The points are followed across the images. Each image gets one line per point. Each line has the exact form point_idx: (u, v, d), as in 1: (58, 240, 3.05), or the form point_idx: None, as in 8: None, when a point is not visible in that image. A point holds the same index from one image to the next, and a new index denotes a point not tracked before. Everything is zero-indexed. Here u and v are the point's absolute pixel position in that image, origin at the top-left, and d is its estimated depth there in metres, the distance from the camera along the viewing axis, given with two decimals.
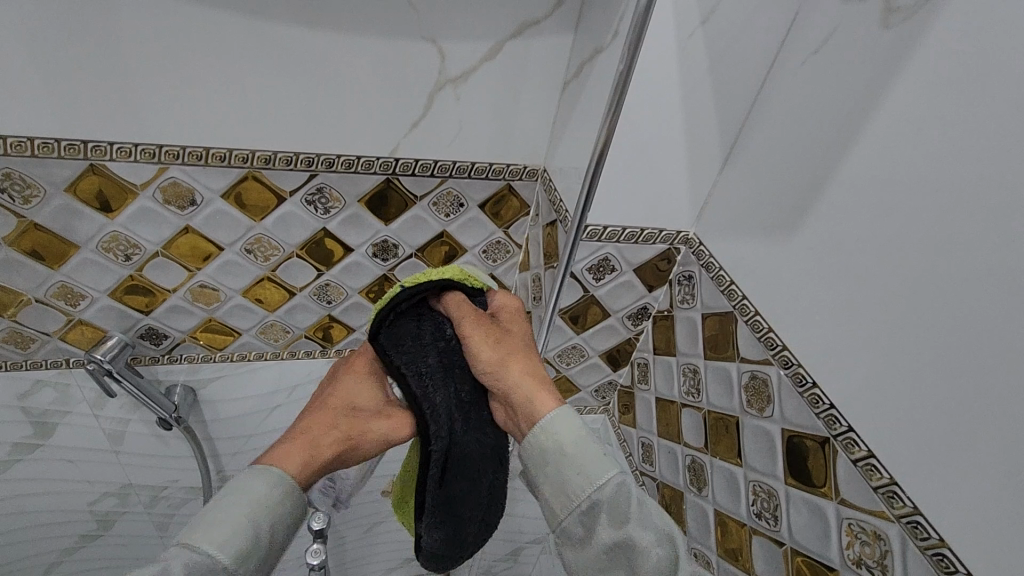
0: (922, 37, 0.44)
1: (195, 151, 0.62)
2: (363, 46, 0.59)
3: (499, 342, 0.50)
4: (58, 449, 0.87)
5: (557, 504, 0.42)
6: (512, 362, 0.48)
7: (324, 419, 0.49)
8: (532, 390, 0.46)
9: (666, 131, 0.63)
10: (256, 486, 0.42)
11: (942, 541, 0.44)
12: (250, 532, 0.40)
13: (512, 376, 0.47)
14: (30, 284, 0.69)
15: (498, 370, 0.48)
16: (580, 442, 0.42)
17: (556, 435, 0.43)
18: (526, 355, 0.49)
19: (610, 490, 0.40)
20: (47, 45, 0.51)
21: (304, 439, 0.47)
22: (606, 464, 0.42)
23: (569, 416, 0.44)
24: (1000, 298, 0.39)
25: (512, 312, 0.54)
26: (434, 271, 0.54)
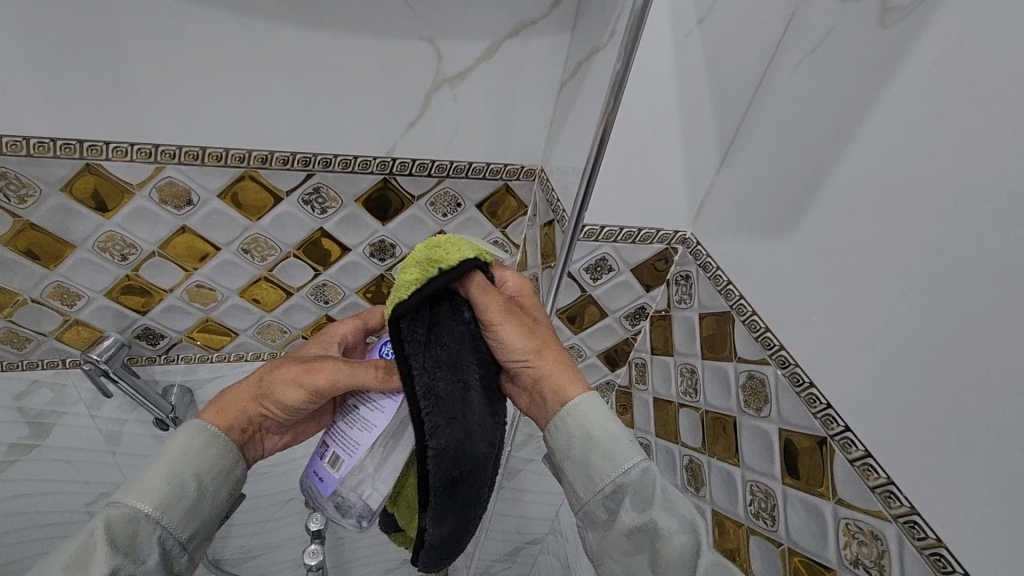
0: (918, 36, 0.44)
1: (192, 151, 0.62)
2: (360, 46, 0.59)
3: (530, 329, 0.50)
4: (55, 450, 0.86)
5: (583, 485, 0.48)
6: (546, 351, 0.50)
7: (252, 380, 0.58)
8: (565, 380, 0.50)
9: (664, 132, 0.63)
10: (178, 441, 0.49)
11: (939, 541, 0.44)
12: (176, 483, 0.47)
13: (548, 367, 0.49)
14: (25, 284, 0.69)
15: (535, 360, 0.49)
16: (607, 428, 0.48)
17: (586, 421, 0.48)
18: (552, 342, 0.51)
19: (636, 475, 0.46)
20: (42, 45, 0.51)
21: (233, 396, 0.56)
22: (631, 449, 0.47)
23: (595, 403, 0.49)
24: (998, 297, 0.39)
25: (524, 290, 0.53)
26: (455, 249, 0.46)
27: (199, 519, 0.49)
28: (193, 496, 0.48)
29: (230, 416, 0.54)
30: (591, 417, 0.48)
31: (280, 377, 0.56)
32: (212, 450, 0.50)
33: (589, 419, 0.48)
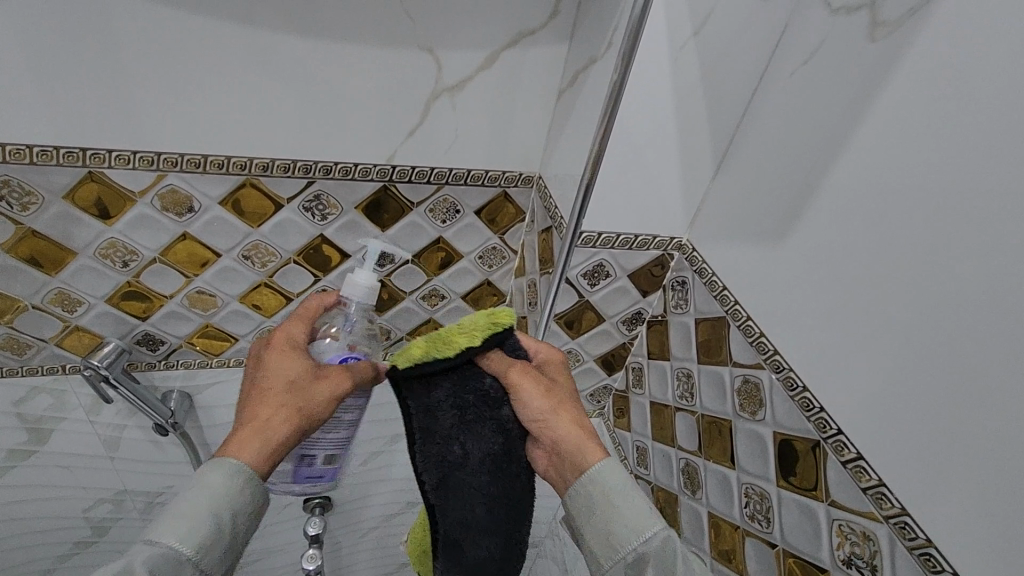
0: (908, 50, 0.45)
1: (194, 158, 0.62)
2: (362, 55, 0.60)
3: (549, 393, 0.55)
4: (54, 456, 0.87)
5: (602, 551, 0.47)
6: (563, 414, 0.54)
7: (270, 402, 0.54)
8: (581, 439, 0.52)
9: (660, 142, 0.64)
10: (215, 479, 0.47)
11: (929, 541, 0.45)
12: (214, 523, 0.46)
13: (563, 425, 0.53)
14: (26, 290, 0.69)
15: (551, 421, 0.53)
16: (628, 491, 0.47)
17: (608, 481, 0.48)
18: (572, 406, 0.55)
19: (656, 544, 0.44)
20: (45, 54, 0.52)
21: (256, 426, 0.52)
22: (653, 516, 0.46)
23: (618, 464, 0.49)
24: (986, 302, 0.40)
25: (553, 363, 0.59)
26: (466, 334, 0.55)
27: (229, 561, 0.47)
28: (228, 533, 0.47)
29: (272, 454, 0.51)
30: (614, 482, 0.48)
31: (314, 402, 0.55)
32: (250, 490, 0.49)
33: (612, 479, 0.48)
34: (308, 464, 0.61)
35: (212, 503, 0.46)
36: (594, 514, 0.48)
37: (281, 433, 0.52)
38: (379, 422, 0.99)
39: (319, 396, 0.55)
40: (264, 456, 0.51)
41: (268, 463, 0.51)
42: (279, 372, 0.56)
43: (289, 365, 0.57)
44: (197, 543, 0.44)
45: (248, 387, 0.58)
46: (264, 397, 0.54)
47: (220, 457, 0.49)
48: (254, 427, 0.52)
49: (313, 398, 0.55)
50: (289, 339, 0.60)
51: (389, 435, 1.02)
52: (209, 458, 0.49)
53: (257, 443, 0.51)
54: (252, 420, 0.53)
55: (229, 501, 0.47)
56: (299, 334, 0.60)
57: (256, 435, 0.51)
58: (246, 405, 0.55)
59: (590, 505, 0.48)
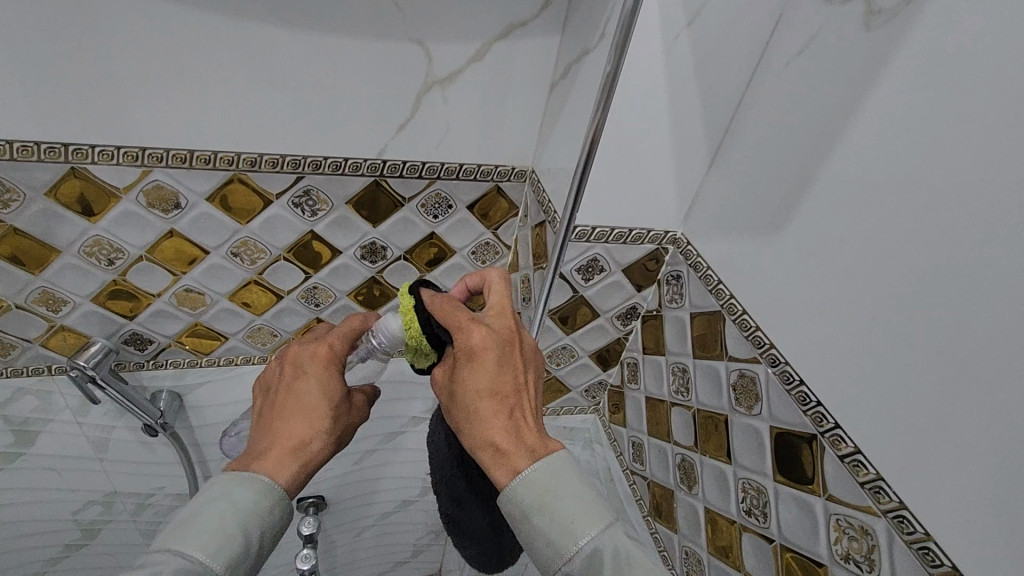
0: (905, 38, 0.44)
1: (179, 154, 0.61)
2: (350, 47, 0.58)
3: (460, 409, 0.52)
4: (40, 458, 0.85)
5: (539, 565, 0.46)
6: (470, 431, 0.51)
7: (313, 424, 0.54)
8: (483, 460, 0.49)
9: (655, 132, 0.63)
10: (243, 495, 0.47)
11: (928, 535, 0.45)
12: (241, 538, 0.45)
13: (470, 443, 0.51)
14: (9, 290, 0.68)
15: (464, 440, 0.51)
16: (548, 505, 0.45)
17: (528, 496, 0.45)
18: (476, 418, 0.50)
19: (582, 556, 0.43)
20: (22, 46, 0.50)
21: (298, 450, 0.52)
22: (579, 530, 0.43)
23: (527, 486, 0.46)
24: (987, 293, 0.40)
25: (464, 358, 0.52)
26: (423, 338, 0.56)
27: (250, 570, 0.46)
28: (250, 550, 0.46)
29: (309, 476, 0.52)
30: (532, 496, 0.45)
31: (345, 429, 0.57)
32: (276, 509, 0.48)
33: (533, 494, 0.45)
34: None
35: (230, 517, 0.45)
36: (520, 531, 0.46)
37: (317, 460, 0.53)
38: (373, 421, 0.98)
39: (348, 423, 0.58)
40: (300, 482, 0.51)
41: (304, 485, 0.52)
42: (324, 392, 0.56)
43: (329, 386, 0.56)
44: (222, 557, 0.44)
45: (272, 394, 0.57)
46: (305, 414, 0.54)
47: (257, 476, 0.48)
48: (295, 446, 0.52)
49: (345, 427, 0.57)
50: (330, 350, 0.59)
51: (383, 434, 1.01)
52: (250, 478, 0.48)
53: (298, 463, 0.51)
54: (292, 438, 0.52)
55: (248, 515, 0.46)
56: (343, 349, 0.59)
57: (296, 454, 0.52)
58: (280, 417, 0.54)
59: (513, 525, 0.47)
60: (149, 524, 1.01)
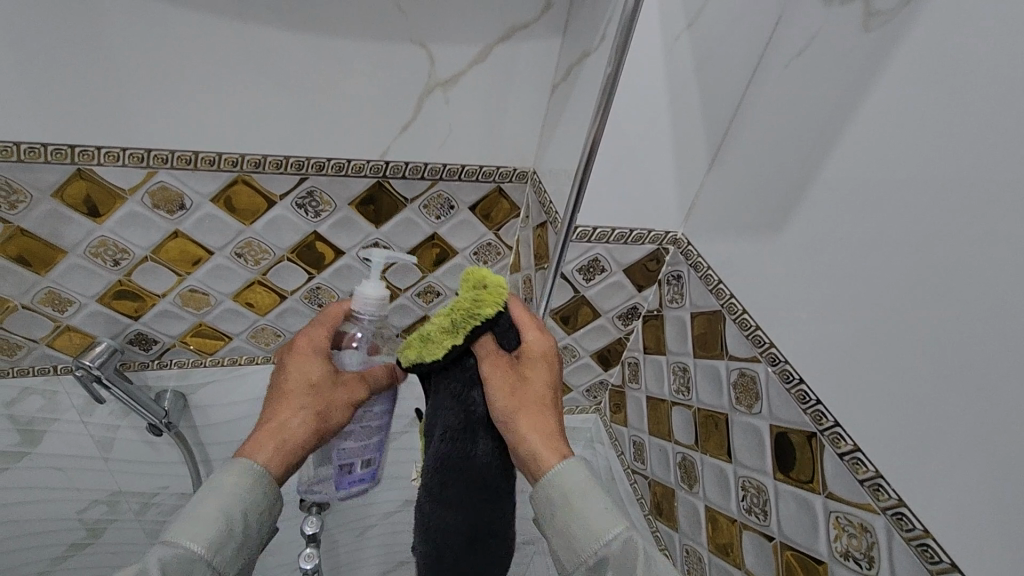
0: (902, 39, 0.45)
1: (184, 155, 0.62)
2: (352, 49, 0.59)
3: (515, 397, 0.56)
4: (45, 458, 0.86)
5: (565, 556, 0.47)
6: (527, 417, 0.55)
7: (289, 405, 0.60)
8: (538, 444, 0.53)
9: (655, 134, 0.64)
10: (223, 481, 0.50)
11: (926, 532, 0.45)
12: (224, 521, 0.47)
13: (521, 428, 0.54)
14: (16, 290, 0.68)
15: (513, 426, 0.55)
16: (587, 494, 0.48)
17: (567, 484, 0.49)
18: (537, 409, 0.56)
19: (617, 543, 0.45)
20: (31, 48, 0.51)
21: (276, 429, 0.58)
22: (614, 518, 0.47)
23: (572, 471, 0.50)
24: (983, 293, 0.40)
25: (534, 353, 0.58)
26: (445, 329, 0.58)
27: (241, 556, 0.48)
28: (237, 533, 0.48)
29: (288, 456, 0.56)
30: (574, 484, 0.49)
31: (329, 406, 0.60)
32: (258, 492, 0.51)
33: (575, 483, 0.49)
34: (348, 472, 0.68)
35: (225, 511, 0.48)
36: (556, 517, 0.48)
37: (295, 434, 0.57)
38: None
39: (334, 402, 0.60)
40: (277, 455, 0.55)
41: (285, 465, 0.56)
42: (300, 375, 0.62)
43: (306, 370, 0.62)
44: (206, 538, 0.46)
45: (270, 390, 0.64)
46: (285, 399, 0.60)
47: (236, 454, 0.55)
48: (271, 432, 0.57)
49: (329, 402, 0.60)
50: (315, 341, 0.63)
51: None
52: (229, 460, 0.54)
53: (271, 446, 0.55)
54: (273, 422, 0.58)
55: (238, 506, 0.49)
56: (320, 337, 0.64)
57: (273, 438, 0.57)
58: (271, 409, 0.61)
59: (549, 511, 0.49)
60: (153, 523, 1.01)
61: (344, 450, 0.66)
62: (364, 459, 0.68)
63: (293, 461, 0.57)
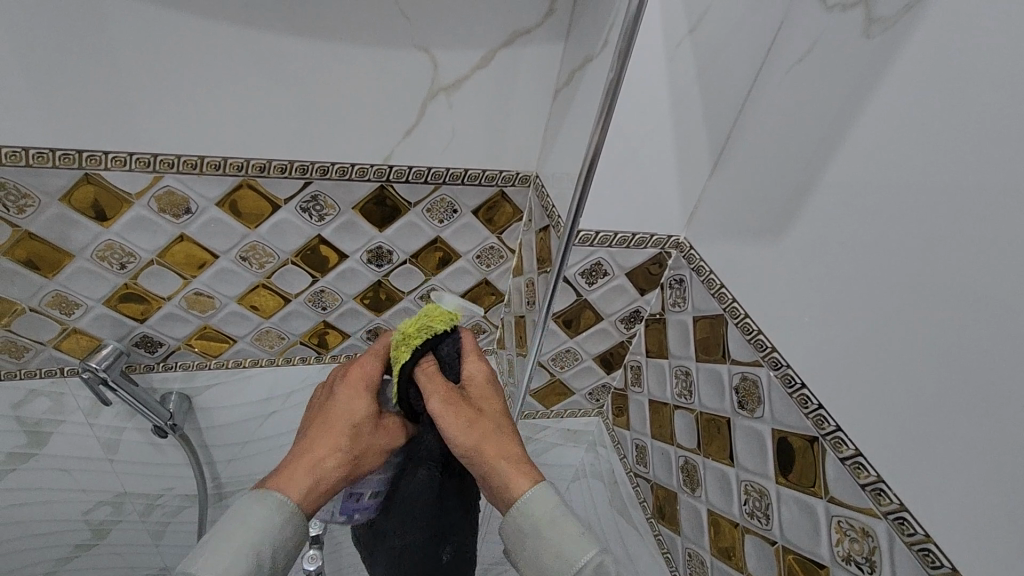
0: (903, 45, 0.45)
1: (190, 160, 0.62)
2: (356, 54, 0.59)
3: (474, 428, 0.55)
4: (51, 459, 0.86)
5: None
6: (491, 446, 0.54)
7: (330, 440, 0.55)
8: (508, 471, 0.53)
9: (657, 138, 0.64)
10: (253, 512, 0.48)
11: (928, 536, 0.45)
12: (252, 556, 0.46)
13: (488, 459, 0.54)
14: (23, 293, 0.69)
15: (481, 459, 0.54)
16: (557, 521, 0.49)
17: (538, 512, 0.49)
18: (498, 436, 0.55)
19: (591, 568, 0.46)
20: (40, 54, 0.52)
21: (312, 462, 0.53)
22: (585, 543, 0.47)
23: (542, 496, 0.50)
24: (984, 297, 0.40)
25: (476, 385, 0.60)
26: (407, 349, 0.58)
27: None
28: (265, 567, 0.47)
29: (321, 498, 0.53)
30: (543, 513, 0.49)
31: (367, 452, 0.57)
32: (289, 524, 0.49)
33: (543, 511, 0.49)
34: (354, 500, 0.64)
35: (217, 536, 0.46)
36: (527, 546, 0.49)
37: (331, 476, 0.54)
38: None
39: (370, 448, 0.58)
40: (311, 497, 0.52)
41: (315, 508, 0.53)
42: (349, 408, 0.57)
43: (353, 406, 0.58)
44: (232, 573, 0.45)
45: (311, 413, 0.60)
46: (328, 431, 0.56)
47: (271, 486, 0.51)
48: (310, 466, 0.53)
49: (368, 448, 0.57)
50: (368, 373, 0.60)
51: None
52: (260, 493, 0.50)
53: (309, 484, 0.52)
54: (310, 454, 0.54)
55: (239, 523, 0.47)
56: (377, 371, 0.60)
57: (312, 474, 0.53)
58: (308, 435, 0.56)
59: (522, 541, 0.49)
60: (158, 523, 1.02)
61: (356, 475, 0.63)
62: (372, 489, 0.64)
63: (322, 502, 0.53)
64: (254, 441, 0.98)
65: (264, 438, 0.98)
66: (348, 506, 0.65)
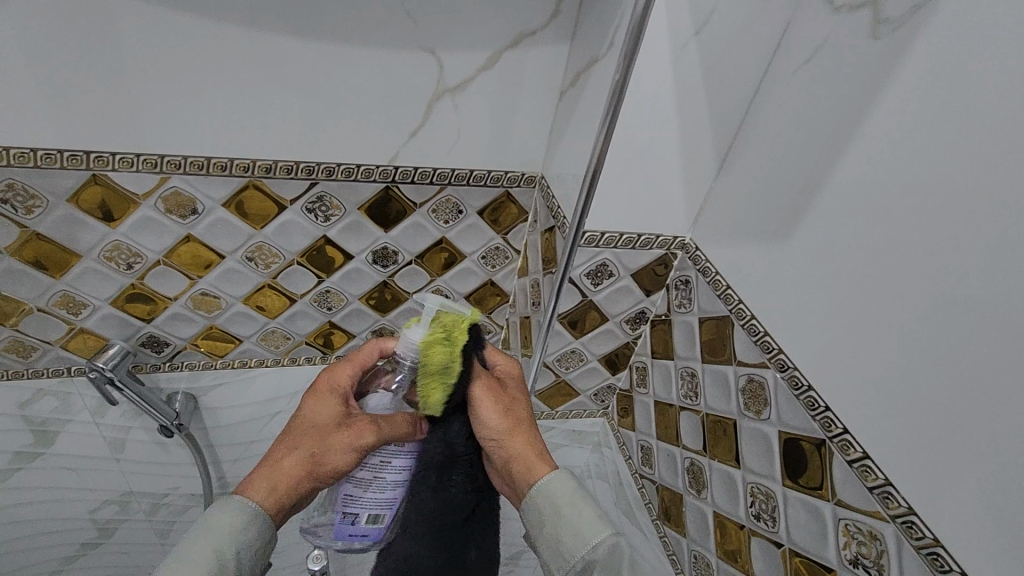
0: (911, 46, 0.45)
1: (197, 161, 0.62)
2: (362, 56, 0.60)
3: (506, 417, 0.58)
4: (58, 458, 0.87)
5: (554, 562, 0.49)
6: (520, 434, 0.58)
7: (290, 446, 0.56)
8: (532, 457, 0.55)
9: (663, 139, 0.64)
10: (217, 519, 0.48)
11: (936, 540, 0.45)
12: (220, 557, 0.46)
13: (516, 444, 0.57)
14: (31, 293, 0.70)
15: (509, 443, 0.57)
16: (575, 503, 0.50)
17: (557, 493, 0.51)
18: (527, 426, 0.59)
19: (604, 549, 0.46)
20: (47, 57, 0.52)
21: (271, 469, 0.55)
22: (600, 524, 0.48)
23: (562, 479, 0.52)
24: (992, 300, 0.40)
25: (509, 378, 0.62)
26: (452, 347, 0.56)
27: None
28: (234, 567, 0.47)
29: (281, 500, 0.53)
30: (561, 493, 0.51)
31: (329, 452, 0.55)
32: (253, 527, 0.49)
33: (560, 492, 0.51)
34: (351, 523, 0.59)
35: (222, 548, 0.46)
36: (545, 525, 0.50)
37: (286, 480, 0.54)
38: None
39: (333, 448, 0.55)
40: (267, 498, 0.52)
41: (280, 510, 0.53)
42: (312, 414, 0.58)
43: (316, 411, 0.58)
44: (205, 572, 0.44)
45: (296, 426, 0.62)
46: (290, 438, 0.57)
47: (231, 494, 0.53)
48: (267, 473, 0.54)
49: (330, 448, 0.55)
50: (336, 382, 0.59)
51: None
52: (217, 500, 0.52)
53: (267, 487, 0.53)
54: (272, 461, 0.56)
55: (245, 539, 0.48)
56: (341, 377, 0.59)
57: (269, 480, 0.53)
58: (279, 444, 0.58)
59: (541, 521, 0.51)
60: (164, 523, 1.03)
61: (351, 496, 0.57)
62: (371, 513, 0.59)
63: (284, 506, 0.53)
64: (259, 441, 0.99)
65: (269, 439, 0.98)
66: (345, 532, 0.59)
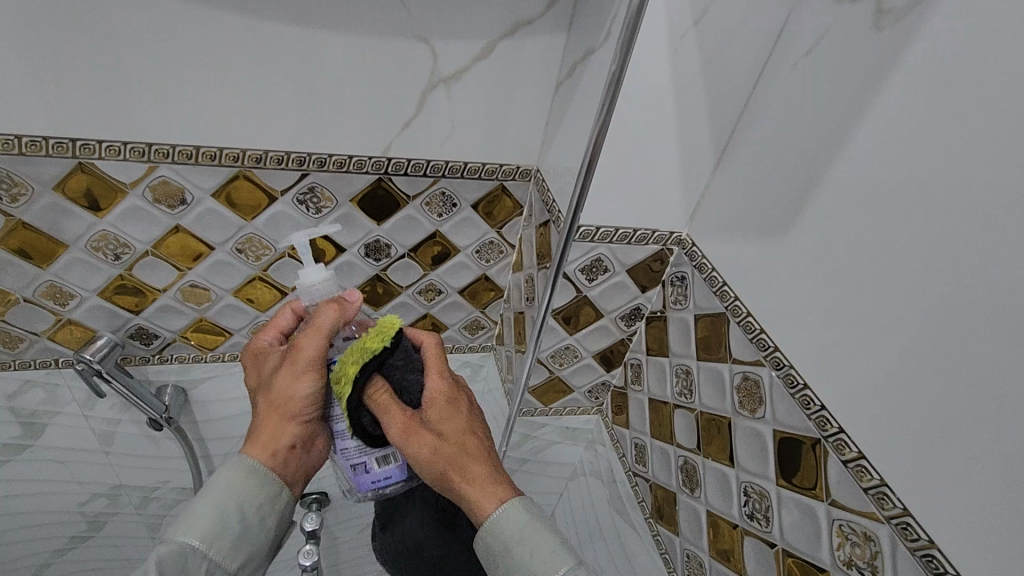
0: (913, 38, 0.44)
1: (186, 150, 0.61)
2: (354, 44, 0.58)
3: (436, 454, 0.53)
4: (46, 450, 0.86)
5: None
6: (461, 469, 0.53)
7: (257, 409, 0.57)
8: (477, 497, 0.52)
9: (660, 133, 0.63)
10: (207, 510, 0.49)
11: (931, 542, 0.44)
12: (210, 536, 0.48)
13: (457, 485, 0.52)
14: (18, 283, 0.68)
15: (450, 484, 0.53)
16: (526, 540, 0.48)
17: (506, 530, 0.49)
18: (468, 458, 0.54)
19: None
20: (28, 41, 0.50)
21: (251, 433, 0.56)
22: (557, 560, 0.47)
23: (511, 517, 0.50)
24: (993, 303, 0.39)
25: (441, 400, 0.56)
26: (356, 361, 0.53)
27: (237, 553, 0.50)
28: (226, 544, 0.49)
29: (270, 447, 0.54)
30: (511, 530, 0.49)
31: (282, 384, 0.54)
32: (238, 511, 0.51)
33: (507, 532, 0.49)
34: (366, 471, 0.56)
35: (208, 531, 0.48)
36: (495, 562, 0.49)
37: (264, 430, 0.55)
38: None
39: (284, 379, 0.54)
40: (258, 450, 0.54)
41: (271, 457, 0.54)
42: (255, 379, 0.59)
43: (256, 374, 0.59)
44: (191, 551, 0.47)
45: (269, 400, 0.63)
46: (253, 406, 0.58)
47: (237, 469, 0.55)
48: (250, 438, 0.55)
49: (282, 381, 0.54)
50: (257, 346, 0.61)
51: None
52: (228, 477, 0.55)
53: (253, 445, 0.55)
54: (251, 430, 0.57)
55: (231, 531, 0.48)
56: (261, 338, 0.61)
57: (253, 440, 0.55)
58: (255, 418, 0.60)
59: (491, 558, 0.50)
60: (154, 516, 1.02)
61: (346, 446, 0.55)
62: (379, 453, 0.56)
63: (280, 450, 0.55)
64: None
65: None
66: (368, 482, 0.57)
